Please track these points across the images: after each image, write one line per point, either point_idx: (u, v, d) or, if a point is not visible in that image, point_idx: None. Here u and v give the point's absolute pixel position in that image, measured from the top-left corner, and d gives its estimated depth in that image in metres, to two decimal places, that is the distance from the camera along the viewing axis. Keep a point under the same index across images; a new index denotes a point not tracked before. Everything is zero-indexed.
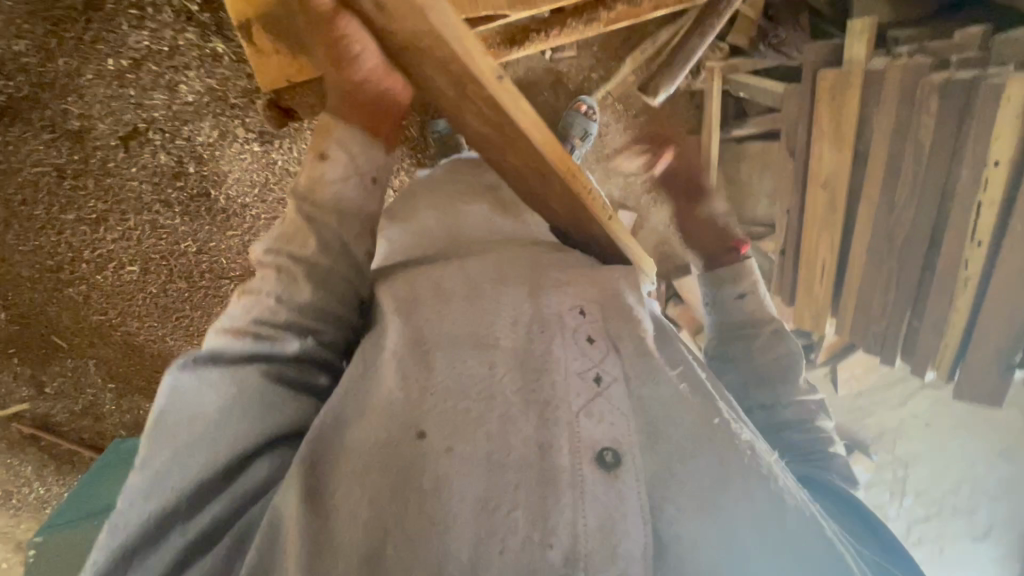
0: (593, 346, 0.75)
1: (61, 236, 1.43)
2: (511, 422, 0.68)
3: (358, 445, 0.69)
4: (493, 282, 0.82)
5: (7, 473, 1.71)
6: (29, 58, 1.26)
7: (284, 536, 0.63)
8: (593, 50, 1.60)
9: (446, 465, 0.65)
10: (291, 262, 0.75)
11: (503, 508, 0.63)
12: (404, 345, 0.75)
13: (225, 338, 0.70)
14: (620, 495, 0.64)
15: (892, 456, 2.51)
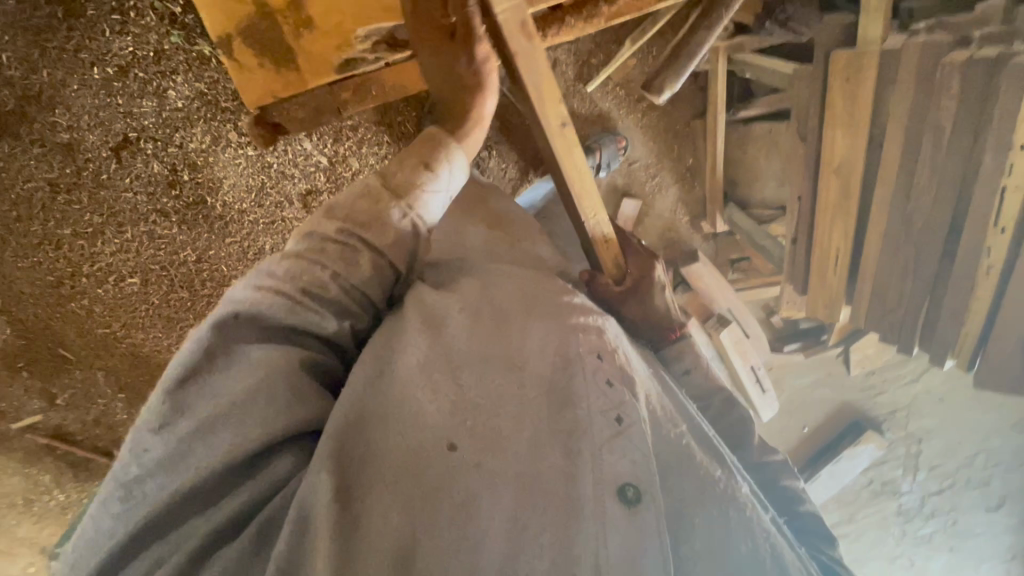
0: (614, 390, 0.71)
1: (60, 251, 1.41)
2: (537, 449, 0.66)
3: (394, 446, 0.64)
4: (518, 312, 0.80)
5: (28, 482, 1.73)
6: (13, 72, 1.24)
7: (313, 537, 0.58)
8: (591, 34, 1.53)
9: (475, 481, 0.63)
10: (356, 239, 0.72)
11: (530, 529, 0.61)
12: (434, 355, 0.72)
13: (267, 299, 0.66)
14: (643, 528, 0.61)
15: (905, 432, 2.47)
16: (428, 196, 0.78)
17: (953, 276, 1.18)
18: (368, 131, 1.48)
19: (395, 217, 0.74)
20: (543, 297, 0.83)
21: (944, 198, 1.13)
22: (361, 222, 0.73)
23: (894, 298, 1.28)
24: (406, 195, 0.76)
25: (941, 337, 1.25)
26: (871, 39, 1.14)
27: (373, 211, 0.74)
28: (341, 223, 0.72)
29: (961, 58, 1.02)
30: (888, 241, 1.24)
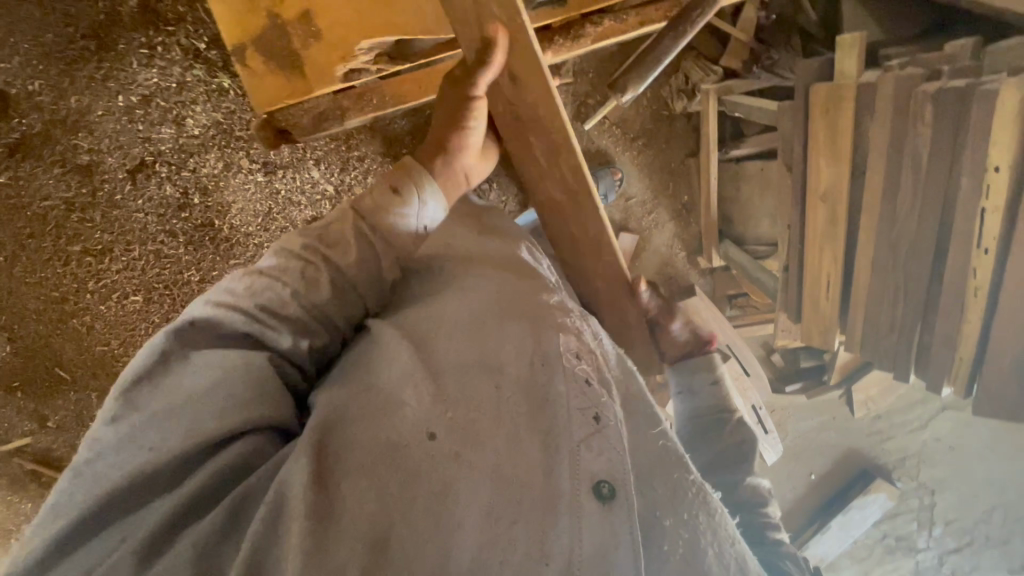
0: (592, 389, 0.68)
1: (67, 267, 1.44)
2: (517, 443, 0.62)
3: (363, 446, 0.59)
4: (495, 310, 0.76)
5: (7, 511, 1.70)
6: (43, 97, 1.32)
7: (290, 515, 0.54)
8: (588, 77, 1.64)
9: (455, 472, 0.59)
10: (307, 265, 0.72)
11: (507, 520, 0.57)
12: (414, 362, 0.67)
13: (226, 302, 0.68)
14: (614, 528, 0.59)
15: (917, 483, 2.37)
16: (393, 225, 0.78)
17: (942, 299, 1.20)
18: (374, 163, 1.55)
19: (355, 238, 0.75)
20: (524, 304, 0.78)
21: (925, 226, 1.17)
22: (328, 242, 0.75)
23: (886, 325, 1.29)
24: (373, 216, 0.78)
25: (936, 363, 1.25)
26: (849, 73, 1.21)
27: (343, 235, 0.75)
28: (318, 242, 0.74)
29: (934, 87, 1.07)
30: (877, 267, 1.26)
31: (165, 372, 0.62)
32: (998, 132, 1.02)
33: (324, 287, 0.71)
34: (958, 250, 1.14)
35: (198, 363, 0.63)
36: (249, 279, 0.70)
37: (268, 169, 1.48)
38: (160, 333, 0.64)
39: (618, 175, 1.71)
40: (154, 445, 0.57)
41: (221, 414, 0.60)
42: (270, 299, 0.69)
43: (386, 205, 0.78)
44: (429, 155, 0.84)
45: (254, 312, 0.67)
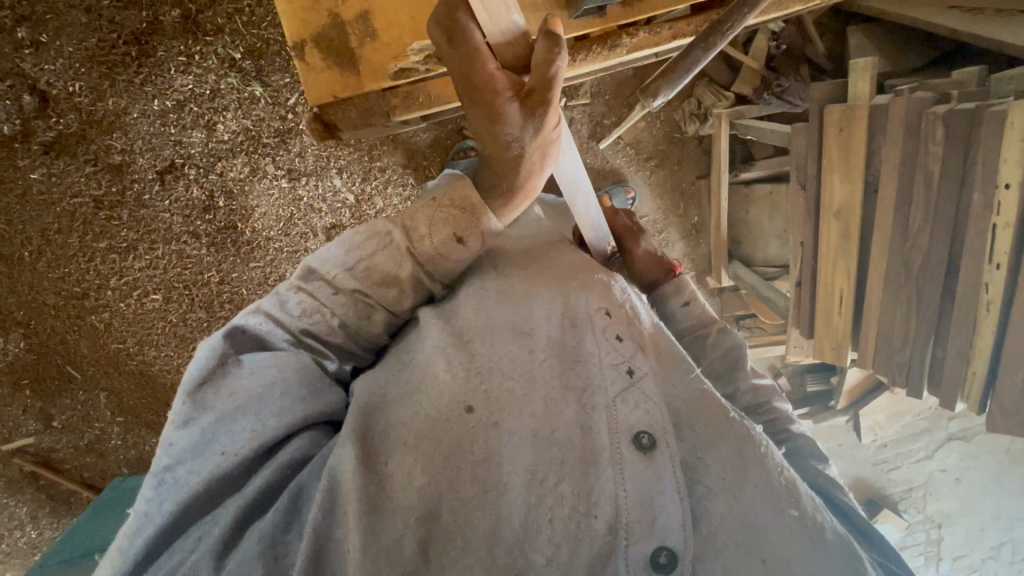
0: (624, 344, 0.70)
1: (92, 263, 1.47)
2: (554, 404, 0.64)
3: (407, 419, 0.63)
4: (524, 278, 0.78)
5: (2, 515, 1.67)
6: (82, 98, 1.36)
7: (344, 497, 0.56)
8: (605, 99, 1.70)
9: (496, 439, 0.61)
10: (363, 294, 0.69)
11: (551, 480, 0.59)
12: (447, 336, 0.70)
13: (271, 321, 0.67)
14: (656, 476, 0.59)
15: (923, 515, 2.35)
16: (448, 264, 0.71)
17: (955, 313, 1.22)
18: (395, 173, 1.60)
19: (409, 278, 0.70)
20: (554, 270, 0.80)
21: (937, 243, 1.21)
22: (380, 276, 0.69)
23: (897, 340, 1.32)
24: (426, 259, 0.70)
25: (948, 380, 1.27)
26: (861, 96, 1.27)
27: (396, 268, 0.69)
28: (369, 274, 0.68)
29: (944, 109, 1.13)
30: (888, 284, 1.30)
31: (226, 377, 0.62)
32: (1008, 152, 1.06)
33: (376, 325, 0.71)
34: (969, 265, 1.17)
35: (256, 364, 0.64)
36: (302, 298, 0.68)
37: (292, 176, 1.52)
38: (215, 335, 0.64)
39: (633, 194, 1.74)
40: (226, 449, 0.59)
41: (262, 421, 0.61)
42: (318, 323, 0.68)
43: (448, 252, 0.70)
44: (505, 201, 0.70)
45: (300, 334, 0.68)
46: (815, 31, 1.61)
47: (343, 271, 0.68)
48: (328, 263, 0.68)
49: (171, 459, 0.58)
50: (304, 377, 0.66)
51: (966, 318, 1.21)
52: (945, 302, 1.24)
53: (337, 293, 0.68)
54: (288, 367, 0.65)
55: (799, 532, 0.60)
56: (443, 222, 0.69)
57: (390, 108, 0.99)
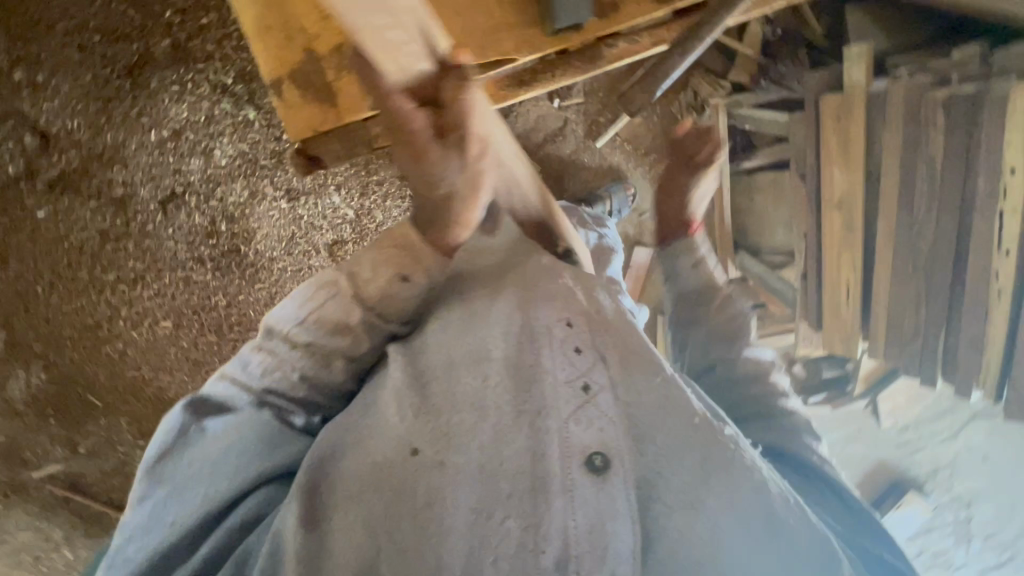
0: (581, 357, 0.67)
1: (102, 294, 1.50)
2: (505, 433, 0.63)
3: (360, 468, 0.64)
4: (483, 294, 0.71)
5: (34, 539, 1.68)
6: (81, 134, 1.39)
7: (294, 553, 0.61)
8: (599, 96, 1.69)
9: (442, 479, 0.61)
10: (321, 344, 0.68)
11: (496, 515, 0.60)
12: (404, 372, 0.67)
13: (230, 386, 0.69)
14: (611, 497, 0.61)
15: (950, 495, 2.30)
16: (397, 302, 0.69)
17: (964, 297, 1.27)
18: (393, 185, 1.60)
19: (361, 325, 0.69)
20: (521, 270, 0.73)
21: (943, 231, 1.26)
22: (334, 324, 0.68)
23: (910, 329, 1.37)
24: (376, 303, 0.68)
25: (964, 366, 1.33)
26: (858, 81, 1.31)
27: (346, 315, 0.68)
28: (319, 322, 0.68)
29: (945, 95, 1.18)
30: (897, 271, 1.34)
31: (185, 447, 0.66)
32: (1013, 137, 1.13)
33: (336, 371, 0.71)
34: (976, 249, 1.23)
35: (212, 433, 0.66)
36: (262, 358, 0.69)
37: (291, 196, 1.53)
38: (175, 409, 0.67)
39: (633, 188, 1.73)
40: (174, 519, 0.65)
41: (212, 489, 0.66)
42: (279, 380, 0.69)
43: (391, 293, 0.68)
44: (439, 235, 0.67)
45: (263, 394, 0.69)
46: (810, 13, 1.57)
47: (298, 326, 0.68)
48: (285, 320, 0.68)
49: (127, 530, 0.64)
50: (262, 436, 0.69)
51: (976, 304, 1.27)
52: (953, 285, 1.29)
53: (296, 350, 0.68)
54: (243, 430, 0.67)
55: (755, 542, 0.63)
56: (384, 264, 0.67)
57: (372, 136, 1.06)
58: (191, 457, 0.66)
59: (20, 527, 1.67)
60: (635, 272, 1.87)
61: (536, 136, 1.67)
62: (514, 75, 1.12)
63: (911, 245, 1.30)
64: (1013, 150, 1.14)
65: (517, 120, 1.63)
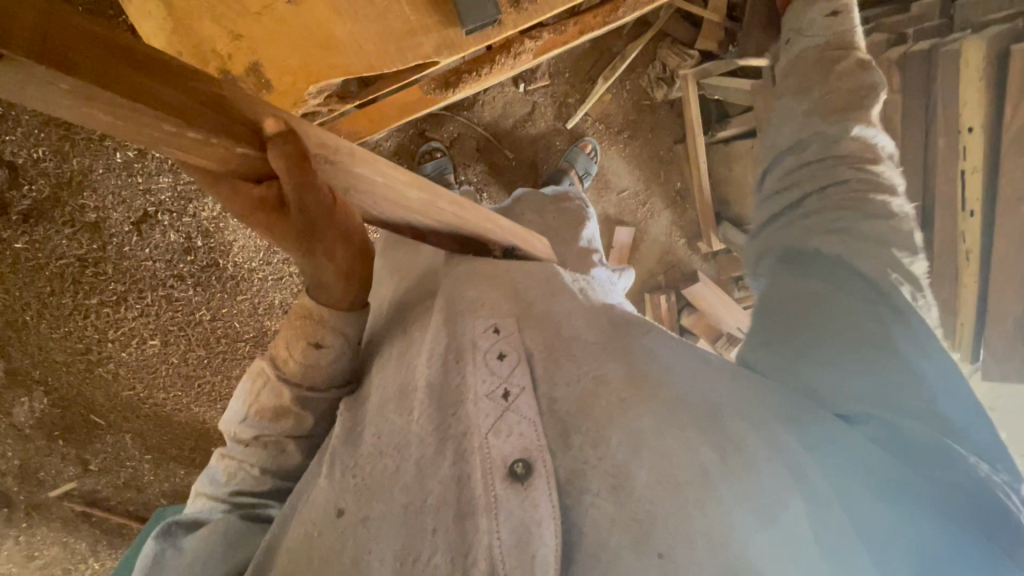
0: (504, 363, 0.72)
1: (88, 319, 1.52)
2: (428, 466, 0.67)
3: (291, 539, 0.66)
4: (421, 328, 0.81)
5: (64, 552, 1.77)
6: (47, 162, 1.38)
7: None
8: (565, 77, 1.65)
9: (363, 535, 0.64)
10: (265, 429, 0.77)
11: (423, 555, 0.61)
12: (343, 434, 0.73)
13: (209, 502, 0.77)
14: (534, 503, 0.61)
15: None
16: (321, 373, 0.76)
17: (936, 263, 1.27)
18: None
19: (293, 405, 0.76)
20: (445, 292, 0.83)
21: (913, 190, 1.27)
22: (268, 408, 0.77)
23: None
24: (302, 380, 0.76)
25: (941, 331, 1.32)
26: None
27: (278, 399, 0.76)
28: (256, 410, 0.77)
29: (897, 54, 1.25)
30: None
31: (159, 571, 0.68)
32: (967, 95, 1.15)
33: (290, 451, 0.79)
34: (942, 213, 1.24)
35: (187, 544, 0.71)
36: (224, 464, 0.79)
37: None
38: (149, 538, 0.71)
39: (594, 147, 1.68)
40: None
41: None
42: (243, 481, 0.78)
43: (316, 362, 0.74)
44: (335, 297, 0.71)
45: (233, 498, 0.77)
46: None
47: (243, 425, 0.77)
48: (234, 424, 0.78)
49: None
50: (229, 540, 0.71)
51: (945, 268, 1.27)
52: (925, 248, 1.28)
53: (249, 448, 0.78)
54: (211, 536, 0.71)
55: (687, 499, 0.61)
56: (295, 340, 0.73)
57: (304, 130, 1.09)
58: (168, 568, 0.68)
59: (48, 541, 1.74)
60: (618, 252, 1.85)
61: (505, 123, 1.64)
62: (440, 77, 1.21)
63: None
64: (971, 109, 1.15)
65: (484, 109, 1.61)
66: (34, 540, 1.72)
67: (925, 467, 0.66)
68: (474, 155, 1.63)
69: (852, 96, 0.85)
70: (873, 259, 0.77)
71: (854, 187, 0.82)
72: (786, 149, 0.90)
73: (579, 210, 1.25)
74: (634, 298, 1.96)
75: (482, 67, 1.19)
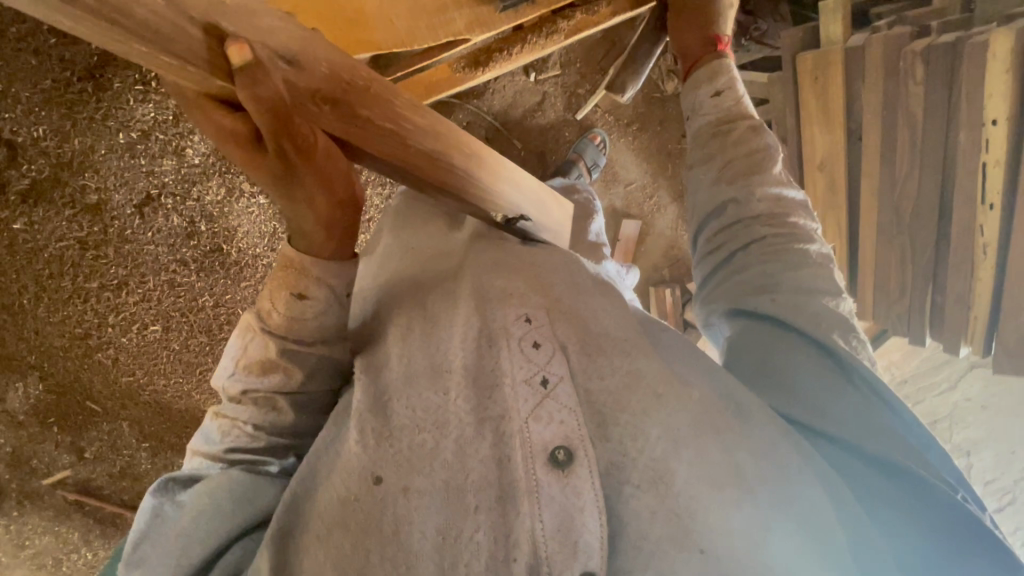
0: (539, 352, 0.71)
1: (88, 303, 1.49)
2: (467, 445, 0.67)
3: (324, 506, 0.68)
4: (444, 299, 0.80)
5: (56, 541, 1.74)
6: (47, 141, 1.33)
7: None
8: (576, 67, 1.64)
9: (405, 505, 0.65)
10: (256, 385, 0.76)
11: (465, 531, 0.63)
12: (365, 400, 0.71)
13: (205, 459, 0.77)
14: (575, 492, 0.63)
15: (950, 446, 2.30)
16: (307, 322, 0.74)
17: (951, 255, 1.40)
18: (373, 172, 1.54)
19: (276, 355, 0.75)
20: (472, 276, 0.81)
21: (926, 186, 1.37)
22: (257, 364, 0.76)
23: (899, 286, 1.51)
24: (283, 330, 0.75)
25: (951, 325, 1.46)
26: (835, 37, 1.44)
27: (265, 351, 0.75)
28: (241, 365, 0.76)
29: (923, 46, 1.28)
30: (885, 230, 1.47)
31: (159, 524, 0.71)
32: (992, 83, 1.20)
33: (285, 408, 0.77)
34: (962, 208, 1.34)
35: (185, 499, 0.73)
36: (217, 423, 0.78)
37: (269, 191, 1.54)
38: (150, 492, 0.74)
39: (603, 138, 1.68)
40: None
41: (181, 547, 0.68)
42: (236, 437, 0.77)
43: (302, 314, 0.73)
44: (321, 248, 0.72)
45: (227, 453, 0.76)
46: None
47: (231, 380, 0.77)
48: (226, 380, 0.77)
49: None
50: (230, 492, 0.71)
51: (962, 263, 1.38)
52: (940, 241, 1.41)
53: (242, 405, 0.77)
54: (207, 491, 0.71)
55: (726, 502, 0.64)
56: (280, 290, 0.73)
57: None
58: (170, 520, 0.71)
59: (38, 529, 1.71)
60: (624, 245, 1.85)
61: (516, 112, 1.63)
62: (469, 56, 1.24)
63: (894, 205, 1.43)
64: (995, 102, 1.21)
65: (494, 97, 1.59)
66: (24, 530, 1.69)
67: (899, 481, 0.74)
68: (483, 144, 1.61)
69: (749, 160, 0.98)
70: (806, 308, 0.84)
71: (771, 243, 0.92)
72: (708, 214, 1.00)
73: (586, 204, 1.25)
74: (638, 291, 1.97)
75: (512, 47, 1.23)
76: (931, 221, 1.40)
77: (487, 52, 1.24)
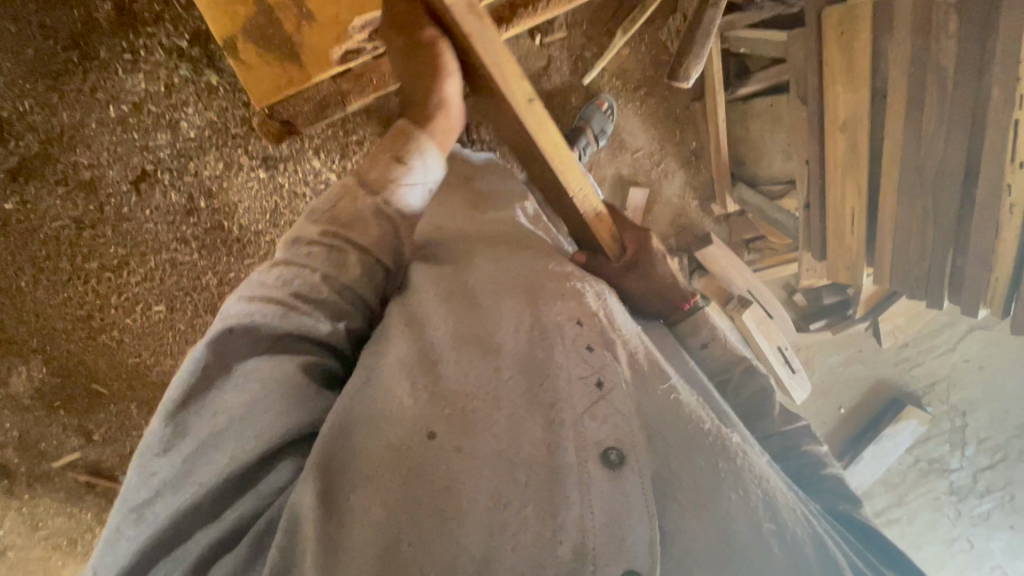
0: (595, 354, 0.71)
1: (88, 283, 1.46)
2: (519, 422, 0.67)
3: (372, 449, 0.63)
4: (489, 285, 0.80)
5: (70, 522, 1.71)
6: (35, 115, 1.30)
7: (305, 533, 0.58)
8: (583, 29, 1.57)
9: (456, 466, 0.63)
10: (334, 238, 0.75)
11: (513, 505, 0.61)
12: (411, 359, 0.71)
13: (248, 310, 0.69)
14: (623, 493, 0.62)
15: (947, 406, 2.33)
16: (409, 184, 0.81)
17: (975, 216, 1.41)
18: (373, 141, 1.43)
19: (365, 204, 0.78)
20: (518, 268, 0.83)
21: (954, 143, 1.36)
22: (337, 222, 0.76)
23: (919, 249, 1.53)
24: (385, 189, 0.80)
25: (971, 283, 1.48)
26: None
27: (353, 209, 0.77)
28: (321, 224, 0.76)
29: None
30: (905, 192, 1.47)
31: (216, 391, 0.64)
32: None
33: (324, 286, 0.72)
34: (991, 162, 1.33)
35: (252, 367, 0.66)
36: (274, 276, 0.72)
37: (268, 164, 1.41)
38: (200, 346, 0.66)
39: (610, 104, 1.62)
40: (201, 476, 0.60)
41: (244, 437, 0.62)
42: (297, 285, 0.71)
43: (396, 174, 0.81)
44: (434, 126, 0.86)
45: (288, 305, 0.70)
46: None
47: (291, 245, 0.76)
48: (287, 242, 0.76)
49: (160, 485, 0.60)
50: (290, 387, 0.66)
51: (988, 222, 1.39)
52: (964, 203, 1.42)
53: (292, 261, 0.73)
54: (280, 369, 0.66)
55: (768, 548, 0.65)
56: (383, 151, 0.82)
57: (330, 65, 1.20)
58: (229, 397, 0.64)
59: (51, 511, 1.69)
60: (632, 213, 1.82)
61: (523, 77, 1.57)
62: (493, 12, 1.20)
63: (918, 162, 1.42)
64: None
65: None
66: (37, 511, 1.68)
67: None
68: None
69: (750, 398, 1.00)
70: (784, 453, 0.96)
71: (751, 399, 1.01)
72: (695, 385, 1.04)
73: None
74: None
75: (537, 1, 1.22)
76: (956, 181, 1.40)
77: (511, 6, 1.20)
